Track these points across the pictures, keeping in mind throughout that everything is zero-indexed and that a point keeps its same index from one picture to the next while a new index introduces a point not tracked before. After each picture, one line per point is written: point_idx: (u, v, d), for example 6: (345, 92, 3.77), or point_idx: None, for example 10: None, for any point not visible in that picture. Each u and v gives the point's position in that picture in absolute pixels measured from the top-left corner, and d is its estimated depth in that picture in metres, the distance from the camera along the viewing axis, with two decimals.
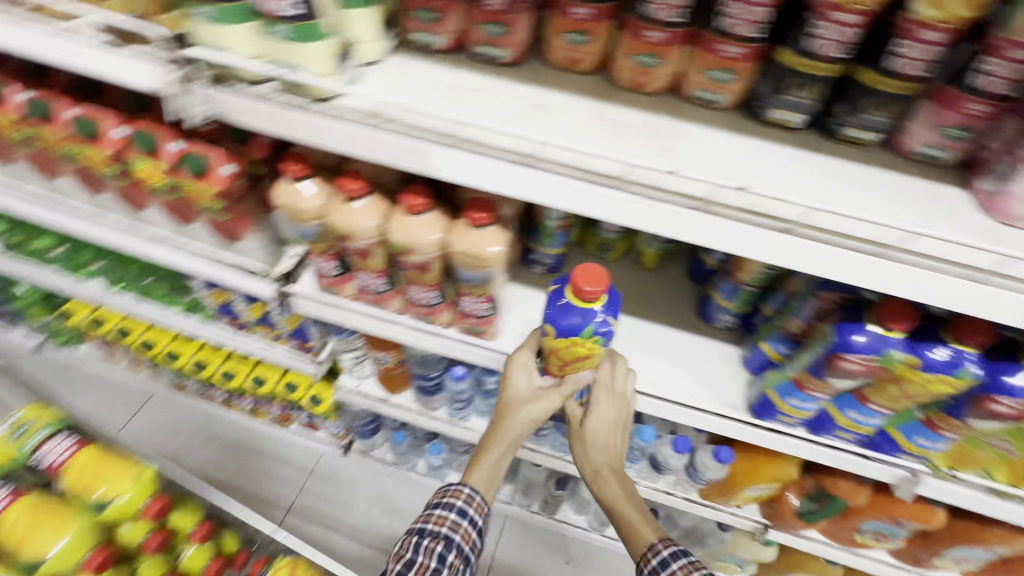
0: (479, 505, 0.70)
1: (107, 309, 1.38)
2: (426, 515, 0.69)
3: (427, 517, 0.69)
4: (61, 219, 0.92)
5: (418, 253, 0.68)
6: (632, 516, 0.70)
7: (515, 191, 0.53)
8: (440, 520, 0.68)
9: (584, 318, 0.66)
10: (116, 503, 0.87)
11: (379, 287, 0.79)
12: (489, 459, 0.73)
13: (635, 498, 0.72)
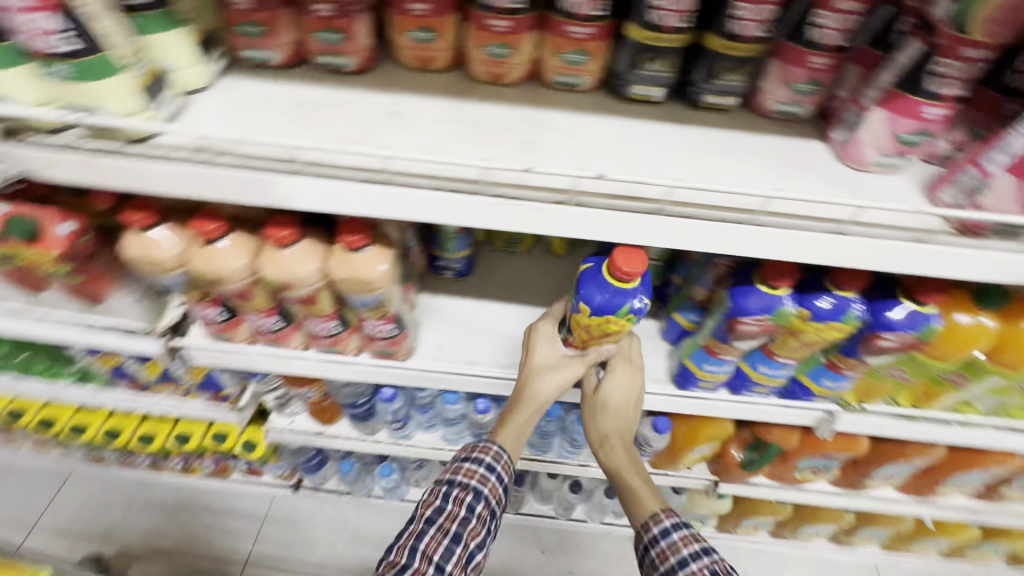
0: (503, 462, 0.71)
1: None
2: (456, 468, 0.70)
3: (456, 469, 0.69)
4: None
5: (298, 288, 0.63)
6: (636, 480, 0.70)
7: (376, 212, 0.50)
8: (470, 472, 0.68)
9: (620, 294, 0.62)
10: None
11: (273, 326, 0.73)
12: (518, 422, 0.73)
13: (641, 467, 0.72)
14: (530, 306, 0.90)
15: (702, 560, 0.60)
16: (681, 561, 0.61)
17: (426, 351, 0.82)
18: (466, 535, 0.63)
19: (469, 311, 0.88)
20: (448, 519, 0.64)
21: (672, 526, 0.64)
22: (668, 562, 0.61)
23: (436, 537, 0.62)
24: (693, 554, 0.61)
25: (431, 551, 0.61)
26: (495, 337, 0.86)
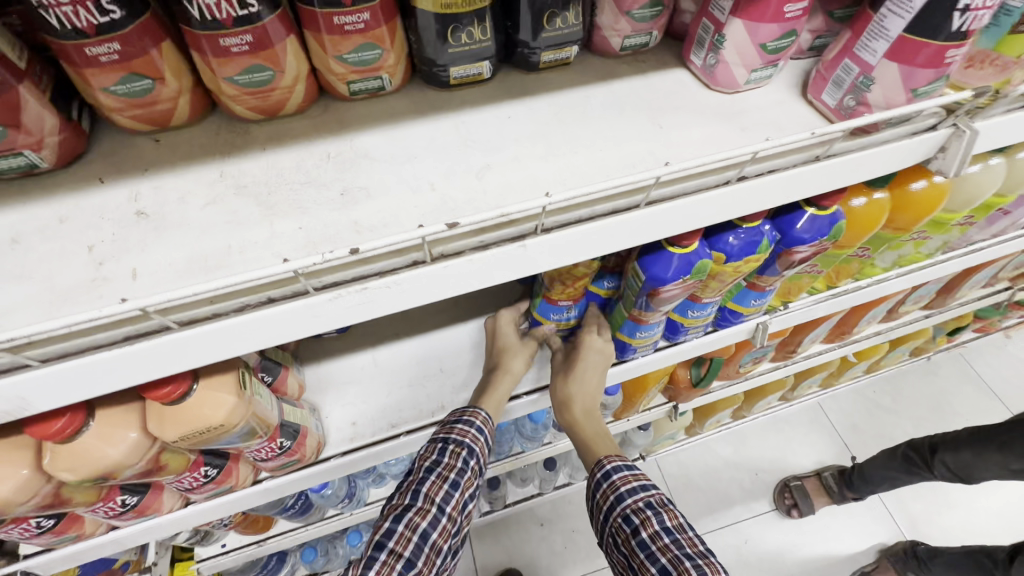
0: (490, 426, 0.64)
1: None
2: (447, 427, 0.62)
3: (448, 429, 0.61)
4: None
5: (127, 470, 0.46)
6: (591, 438, 0.65)
7: (170, 364, 0.35)
8: (465, 429, 0.61)
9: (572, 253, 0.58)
10: None
11: (127, 502, 0.56)
12: (498, 393, 0.66)
13: (601, 428, 0.66)
14: (434, 331, 0.78)
15: (638, 494, 0.56)
16: (617, 499, 0.57)
17: (339, 435, 0.69)
18: (465, 484, 0.57)
19: (369, 365, 0.74)
20: (447, 469, 0.57)
21: (612, 467, 0.60)
22: (607, 502, 0.58)
23: (437, 483, 0.55)
24: (626, 488, 0.57)
25: (433, 494, 0.55)
26: (414, 382, 0.73)
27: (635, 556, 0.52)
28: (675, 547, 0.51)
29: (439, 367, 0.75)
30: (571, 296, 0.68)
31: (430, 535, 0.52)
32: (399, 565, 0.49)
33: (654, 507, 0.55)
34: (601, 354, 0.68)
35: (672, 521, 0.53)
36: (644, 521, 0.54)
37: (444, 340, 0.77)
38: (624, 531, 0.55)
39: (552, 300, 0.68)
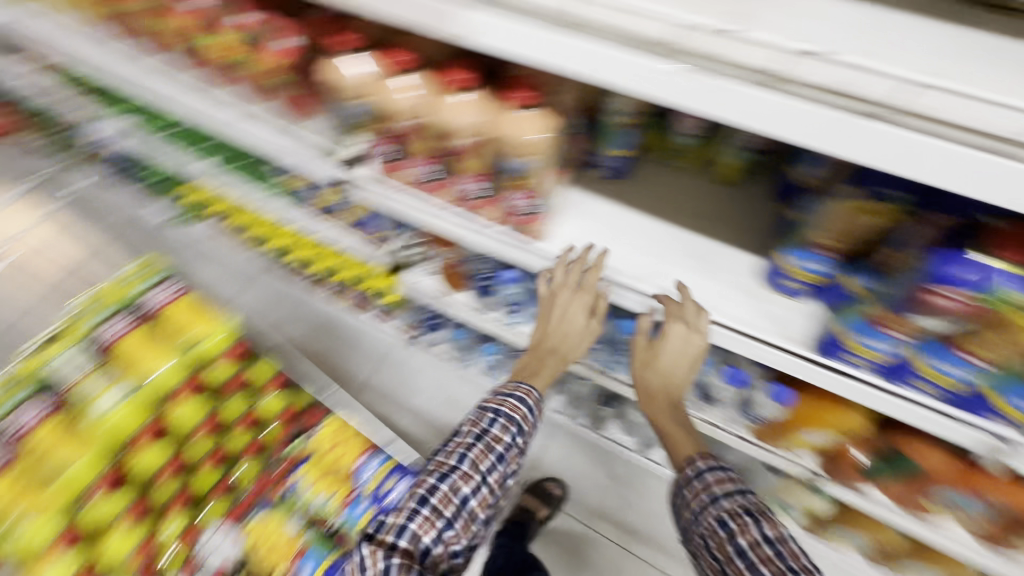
0: (539, 406, 0.81)
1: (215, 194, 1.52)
2: (500, 401, 0.78)
3: (502, 402, 0.77)
4: (165, 93, 1.01)
5: (455, 139, 0.66)
6: (674, 434, 0.76)
7: (543, 56, 0.48)
8: (517, 407, 0.77)
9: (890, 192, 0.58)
10: (152, 378, 0.85)
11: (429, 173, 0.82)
12: (551, 369, 0.84)
13: (683, 422, 0.77)
14: (674, 227, 0.83)
15: (737, 499, 0.64)
16: (715, 502, 0.65)
17: (557, 241, 0.81)
18: (507, 458, 0.74)
19: (611, 215, 0.84)
20: (495, 440, 0.74)
21: (706, 469, 0.69)
22: (703, 502, 0.66)
23: (484, 451, 0.72)
24: (723, 492, 0.66)
25: (478, 460, 0.72)
26: (633, 247, 0.81)
27: (731, 562, 0.60)
28: (778, 559, 0.57)
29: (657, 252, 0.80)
30: (836, 247, 0.66)
31: (471, 497, 0.70)
32: (438, 523, 0.67)
33: (753, 515, 0.62)
34: (686, 344, 0.73)
35: (772, 530, 0.60)
36: (743, 526, 0.61)
37: (678, 236, 0.82)
38: (720, 533, 0.62)
39: (814, 244, 0.68)
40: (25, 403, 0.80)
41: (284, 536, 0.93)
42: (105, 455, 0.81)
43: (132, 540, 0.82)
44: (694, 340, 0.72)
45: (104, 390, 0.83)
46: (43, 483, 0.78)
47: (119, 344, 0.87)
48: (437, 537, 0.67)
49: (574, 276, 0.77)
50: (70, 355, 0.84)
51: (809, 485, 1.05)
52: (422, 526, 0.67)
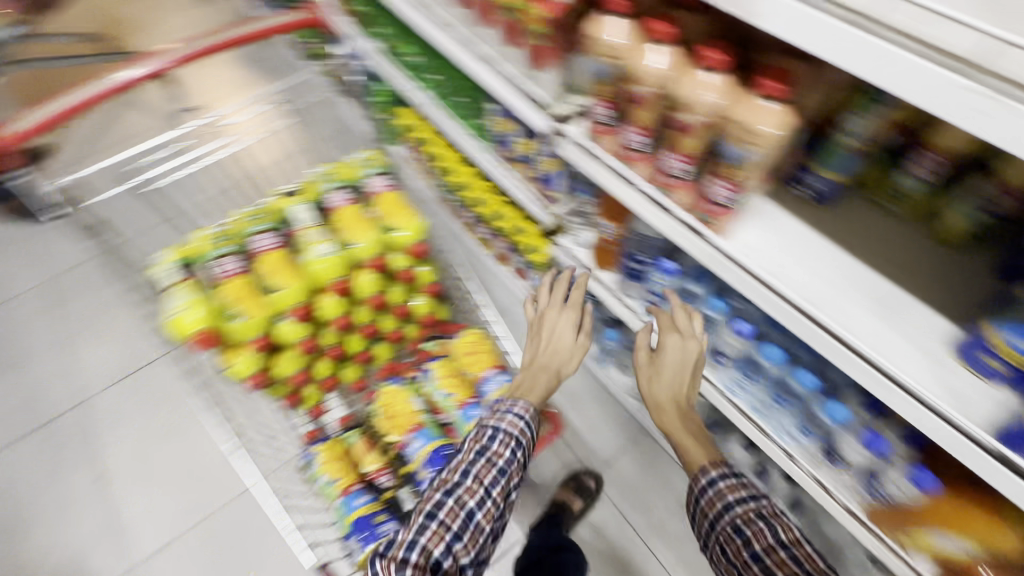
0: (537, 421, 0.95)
1: (417, 122, 1.69)
2: (502, 418, 0.93)
3: (500, 421, 0.92)
4: (428, 22, 1.16)
5: (685, 113, 0.70)
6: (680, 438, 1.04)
7: (830, 50, 0.50)
8: (516, 423, 0.92)
9: None
10: (353, 248, 1.00)
11: (636, 144, 0.85)
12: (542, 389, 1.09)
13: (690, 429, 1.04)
14: (868, 268, 0.79)
15: (746, 507, 0.87)
16: (727, 510, 0.88)
17: (738, 244, 0.82)
18: (508, 472, 0.86)
19: (801, 236, 0.83)
20: (495, 456, 0.86)
21: (719, 480, 0.93)
22: (718, 510, 0.89)
23: (486, 467, 0.85)
24: (738, 504, 0.88)
25: (481, 474, 0.84)
26: (815, 274, 0.79)
27: (745, 560, 0.80)
28: (792, 562, 0.76)
29: (842, 286, 0.77)
30: None
31: (477, 512, 0.80)
32: (445, 536, 0.76)
33: (762, 519, 0.83)
34: (684, 349, 1.03)
35: (781, 533, 0.81)
36: (754, 532, 0.82)
37: (870, 279, 0.78)
38: (735, 537, 0.84)
39: None
40: (262, 232, 0.99)
41: (405, 408, 1.09)
42: (303, 292, 0.97)
43: (298, 361, 1.03)
44: (690, 345, 1.03)
45: (320, 242, 0.98)
46: (260, 294, 0.95)
47: (337, 212, 1.03)
48: (445, 551, 0.75)
49: (565, 301, 1.16)
50: (305, 208, 1.02)
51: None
52: (432, 538, 0.75)
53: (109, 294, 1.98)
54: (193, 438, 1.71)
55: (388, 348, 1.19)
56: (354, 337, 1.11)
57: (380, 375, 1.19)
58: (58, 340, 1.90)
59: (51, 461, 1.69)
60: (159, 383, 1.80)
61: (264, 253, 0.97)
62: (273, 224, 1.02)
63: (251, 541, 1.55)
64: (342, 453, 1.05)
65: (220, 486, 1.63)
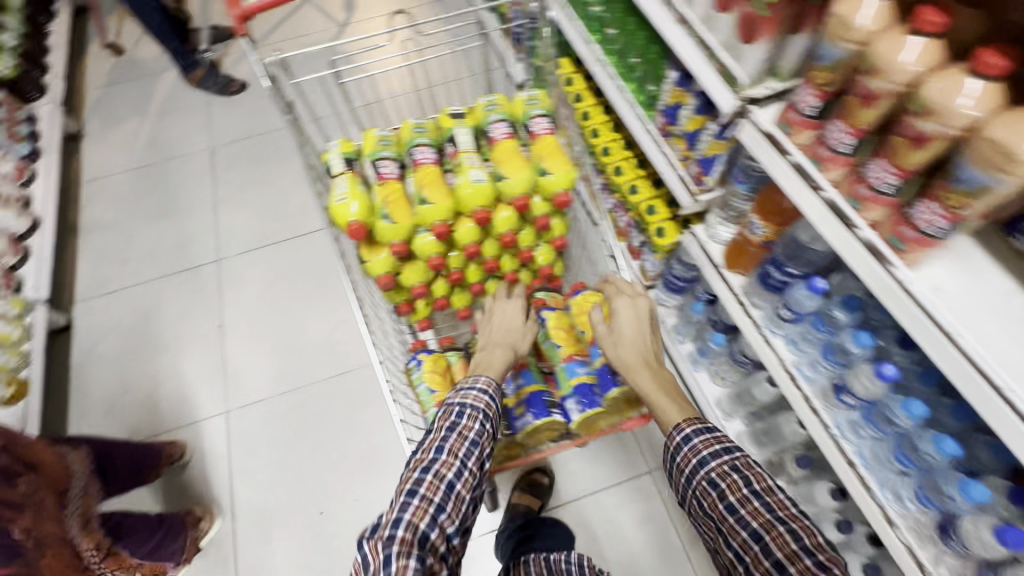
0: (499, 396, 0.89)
1: (576, 74, 1.65)
2: (462, 397, 0.87)
3: (463, 397, 0.86)
4: None
5: (929, 119, 0.62)
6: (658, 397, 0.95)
7: None
8: (478, 398, 0.86)
9: None
10: (503, 182, 1.00)
11: (841, 146, 0.76)
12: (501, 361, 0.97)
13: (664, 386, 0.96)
14: None
15: (721, 458, 0.81)
16: (700, 463, 0.82)
17: (924, 281, 0.73)
18: (480, 443, 0.81)
19: (1002, 293, 0.72)
20: (466, 429, 0.81)
21: (693, 435, 0.85)
22: (692, 466, 0.82)
23: (459, 440, 0.79)
24: (711, 457, 0.81)
25: (455, 447, 0.79)
26: (1010, 336, 0.68)
27: (724, 519, 0.75)
28: (766, 511, 0.73)
29: None
30: None
31: (456, 484, 0.75)
32: (430, 509, 0.71)
33: (736, 470, 0.78)
34: (636, 308, 1.05)
35: (761, 485, 0.76)
36: (732, 487, 0.77)
37: None
38: (712, 492, 0.78)
39: None
40: (423, 146, 1.03)
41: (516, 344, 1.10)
42: (448, 212, 1.00)
43: (422, 275, 1.09)
44: (640, 304, 1.06)
45: (474, 169, 1.00)
46: (409, 205, 1.00)
47: (495, 144, 1.03)
48: (432, 522, 0.70)
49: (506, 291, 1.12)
50: (466, 132, 1.05)
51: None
52: (417, 513, 0.70)
53: (257, 174, 2.19)
54: (300, 318, 1.89)
55: (499, 286, 1.21)
56: (475, 268, 1.15)
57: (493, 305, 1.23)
58: (211, 202, 2.15)
59: (187, 303, 1.95)
60: (282, 262, 1.99)
61: (421, 166, 1.02)
62: (432, 141, 1.05)
63: (330, 421, 1.72)
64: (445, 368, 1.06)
65: (314, 367, 1.80)
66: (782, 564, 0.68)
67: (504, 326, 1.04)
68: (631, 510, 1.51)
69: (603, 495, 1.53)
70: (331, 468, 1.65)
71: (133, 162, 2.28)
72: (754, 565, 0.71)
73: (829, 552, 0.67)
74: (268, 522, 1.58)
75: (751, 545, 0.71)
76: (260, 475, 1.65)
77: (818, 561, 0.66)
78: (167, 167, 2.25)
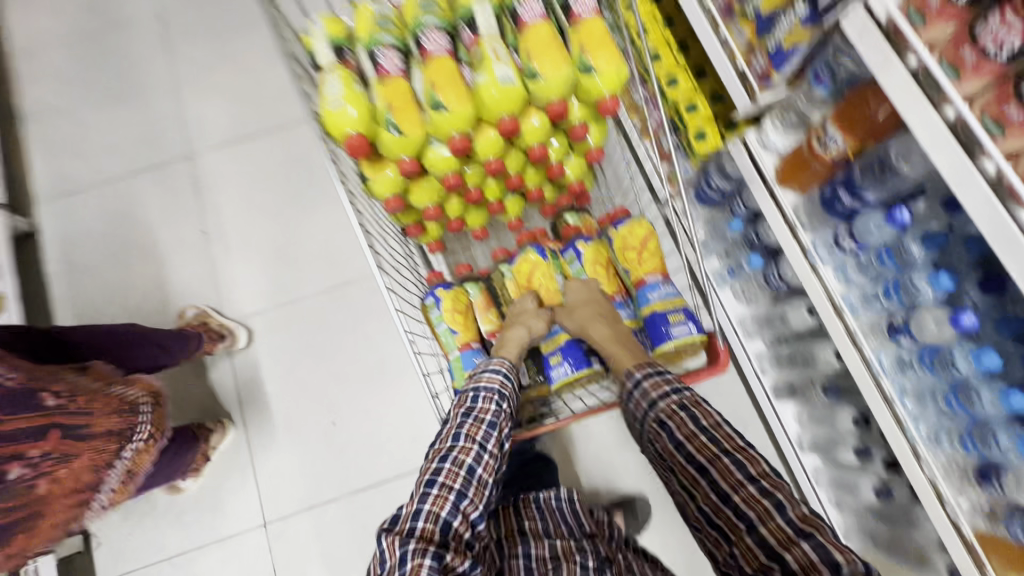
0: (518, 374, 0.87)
1: None
2: (478, 379, 0.84)
3: (479, 379, 0.84)
4: None
5: None
6: (620, 354, 0.87)
7: None
8: (492, 376, 0.84)
9: None
10: (536, 84, 0.80)
11: (1000, 48, 0.63)
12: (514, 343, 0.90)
13: (626, 343, 0.88)
14: None
15: (670, 399, 0.77)
16: (650, 405, 0.78)
17: None
18: (499, 425, 0.80)
19: None
20: (483, 412, 0.80)
21: (643, 378, 0.81)
22: (642, 409, 0.79)
23: (475, 425, 0.78)
24: (661, 400, 0.78)
25: (473, 432, 0.78)
26: None
27: (674, 458, 0.74)
28: (712, 445, 0.70)
29: None
30: None
31: (476, 469, 0.76)
32: (450, 497, 0.72)
33: (684, 407, 0.75)
34: (587, 287, 0.96)
35: (707, 419, 0.73)
36: (679, 424, 0.74)
37: None
38: (662, 434, 0.76)
39: None
40: (432, 29, 0.81)
41: (541, 271, 0.98)
42: (467, 122, 0.81)
43: (434, 194, 0.93)
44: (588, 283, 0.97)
45: (499, 61, 0.79)
46: (418, 108, 0.81)
47: (526, 28, 0.80)
48: (453, 510, 0.72)
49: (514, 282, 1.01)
50: (487, 8, 0.81)
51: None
52: (437, 503, 0.71)
53: (220, 47, 1.85)
54: (290, 224, 1.73)
55: (519, 202, 1.05)
56: (495, 184, 0.98)
57: (514, 221, 1.07)
58: (170, 84, 1.84)
59: (160, 205, 1.76)
60: (263, 159, 1.77)
61: (433, 58, 0.80)
62: (442, 21, 0.81)
63: (333, 334, 1.65)
64: (465, 304, 1.00)
65: (311, 278, 1.69)
66: (727, 495, 0.67)
67: (512, 313, 0.96)
68: None
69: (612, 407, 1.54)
70: (338, 381, 1.63)
71: (66, 29, 1.91)
72: (704, 500, 0.70)
73: (772, 479, 0.66)
74: (280, 432, 1.60)
75: (698, 481, 0.70)
76: (267, 388, 1.63)
77: (759, 487, 0.65)
78: (110, 36, 1.89)
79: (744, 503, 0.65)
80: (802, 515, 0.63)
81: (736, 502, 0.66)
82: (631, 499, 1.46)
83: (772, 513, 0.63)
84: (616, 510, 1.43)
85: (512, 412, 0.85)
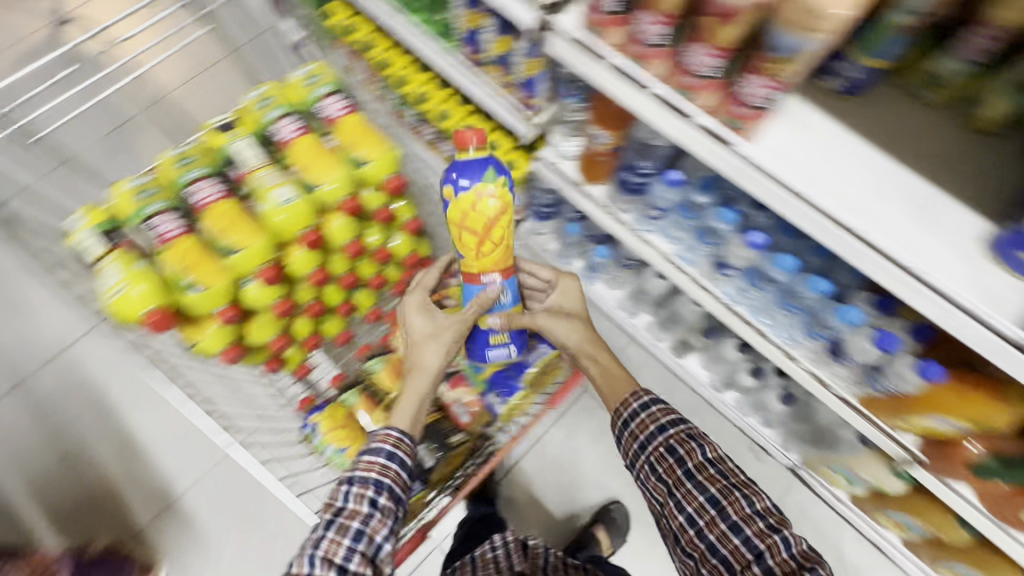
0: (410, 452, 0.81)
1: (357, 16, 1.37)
2: (354, 475, 0.76)
3: (354, 470, 0.77)
4: None
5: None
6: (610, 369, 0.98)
7: None
8: (368, 467, 0.76)
9: None
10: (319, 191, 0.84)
11: (657, 37, 0.73)
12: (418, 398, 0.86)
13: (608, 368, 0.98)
14: (890, 155, 0.74)
15: (677, 426, 0.85)
16: (659, 428, 0.85)
17: (766, 149, 0.73)
18: (366, 530, 0.71)
19: (830, 134, 0.75)
20: (348, 514, 0.72)
21: (651, 403, 0.88)
22: (648, 429, 0.86)
23: (335, 538, 0.70)
24: (670, 425, 0.85)
25: (331, 546, 0.69)
26: (837, 169, 0.73)
27: (679, 483, 0.80)
28: (720, 477, 0.79)
29: (867, 185, 0.72)
30: None
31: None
32: None
33: (693, 440, 0.83)
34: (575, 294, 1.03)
35: (711, 452, 0.82)
36: (689, 451, 0.82)
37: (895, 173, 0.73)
38: (669, 458, 0.83)
39: None
40: (199, 182, 0.81)
41: (505, 220, 0.91)
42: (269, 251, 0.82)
43: (271, 326, 0.90)
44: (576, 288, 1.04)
45: (276, 187, 0.81)
46: (213, 257, 0.80)
47: (291, 148, 0.84)
48: None
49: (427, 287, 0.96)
50: (247, 144, 0.83)
51: (894, 464, 1.08)
52: None
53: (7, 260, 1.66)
54: (159, 407, 1.57)
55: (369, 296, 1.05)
56: (331, 289, 0.97)
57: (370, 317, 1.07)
58: None
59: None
60: (100, 357, 1.59)
61: (211, 205, 0.80)
62: (211, 171, 0.83)
63: (253, 498, 1.51)
64: (344, 417, 0.97)
65: (204, 450, 1.54)
66: (739, 526, 0.75)
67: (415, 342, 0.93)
68: (583, 431, 1.55)
69: (551, 434, 1.55)
70: (278, 542, 1.49)
71: None
72: (710, 529, 0.77)
73: (777, 515, 0.76)
74: None
75: (706, 508, 0.77)
76: None
77: (768, 522, 0.75)
78: None
79: (756, 537, 0.74)
80: (804, 551, 0.73)
81: (748, 533, 0.75)
82: (605, 509, 1.47)
83: (780, 547, 0.73)
84: (596, 525, 1.44)
85: (396, 512, 0.76)
